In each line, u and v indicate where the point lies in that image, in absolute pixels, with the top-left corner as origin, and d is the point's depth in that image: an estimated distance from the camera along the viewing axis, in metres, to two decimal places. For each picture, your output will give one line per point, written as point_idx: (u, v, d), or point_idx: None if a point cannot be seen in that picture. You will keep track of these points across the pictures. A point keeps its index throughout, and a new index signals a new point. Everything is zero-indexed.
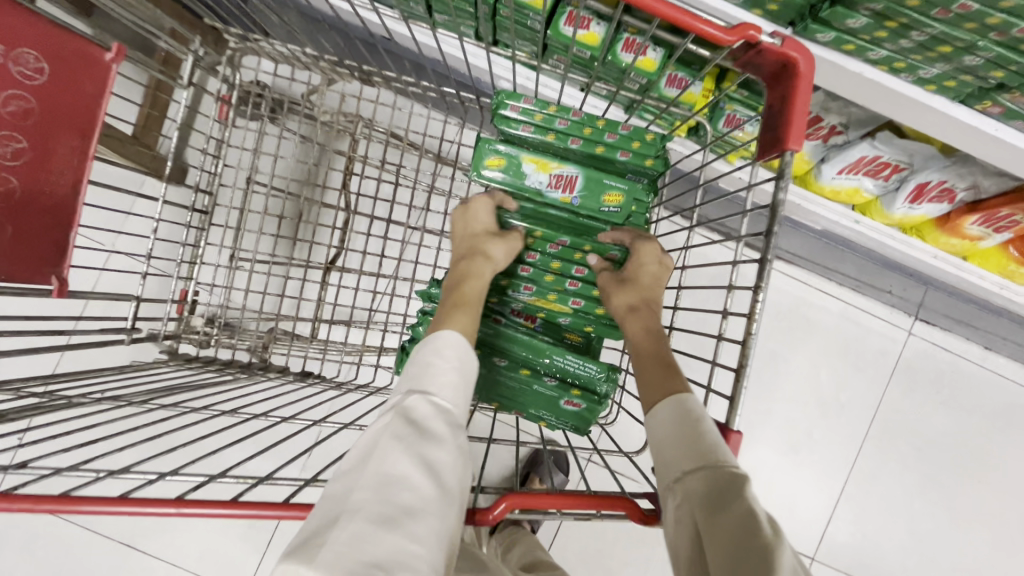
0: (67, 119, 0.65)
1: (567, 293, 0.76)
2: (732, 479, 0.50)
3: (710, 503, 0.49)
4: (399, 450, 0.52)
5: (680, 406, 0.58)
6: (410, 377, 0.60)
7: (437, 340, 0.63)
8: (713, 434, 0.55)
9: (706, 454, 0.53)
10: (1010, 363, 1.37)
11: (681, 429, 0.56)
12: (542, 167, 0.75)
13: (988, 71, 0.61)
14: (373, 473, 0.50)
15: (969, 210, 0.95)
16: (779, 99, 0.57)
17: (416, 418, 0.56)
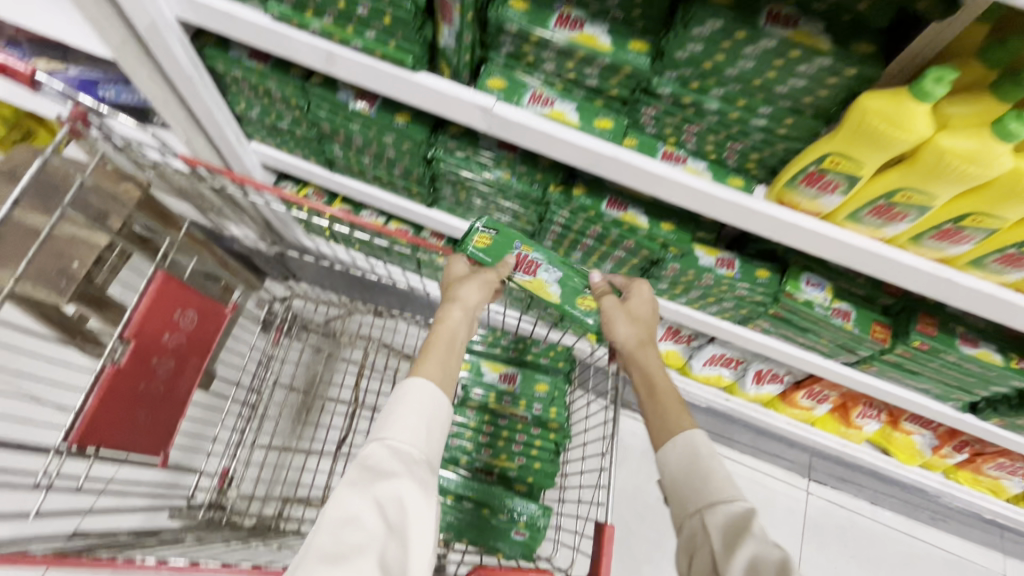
0: (198, 347, 0.94)
1: (514, 453, 1.06)
2: (740, 516, 0.63)
3: (726, 534, 0.62)
4: (352, 495, 0.59)
5: (691, 441, 0.71)
6: (372, 428, 0.67)
7: (399, 393, 0.68)
8: (722, 471, 0.68)
9: (718, 489, 0.66)
10: (894, 515, 1.65)
11: (689, 465, 0.69)
12: (495, 368, 1.09)
13: (741, 309, 1.06)
14: (332, 513, 0.58)
15: (795, 388, 1.36)
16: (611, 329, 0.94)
17: (374, 461, 0.62)
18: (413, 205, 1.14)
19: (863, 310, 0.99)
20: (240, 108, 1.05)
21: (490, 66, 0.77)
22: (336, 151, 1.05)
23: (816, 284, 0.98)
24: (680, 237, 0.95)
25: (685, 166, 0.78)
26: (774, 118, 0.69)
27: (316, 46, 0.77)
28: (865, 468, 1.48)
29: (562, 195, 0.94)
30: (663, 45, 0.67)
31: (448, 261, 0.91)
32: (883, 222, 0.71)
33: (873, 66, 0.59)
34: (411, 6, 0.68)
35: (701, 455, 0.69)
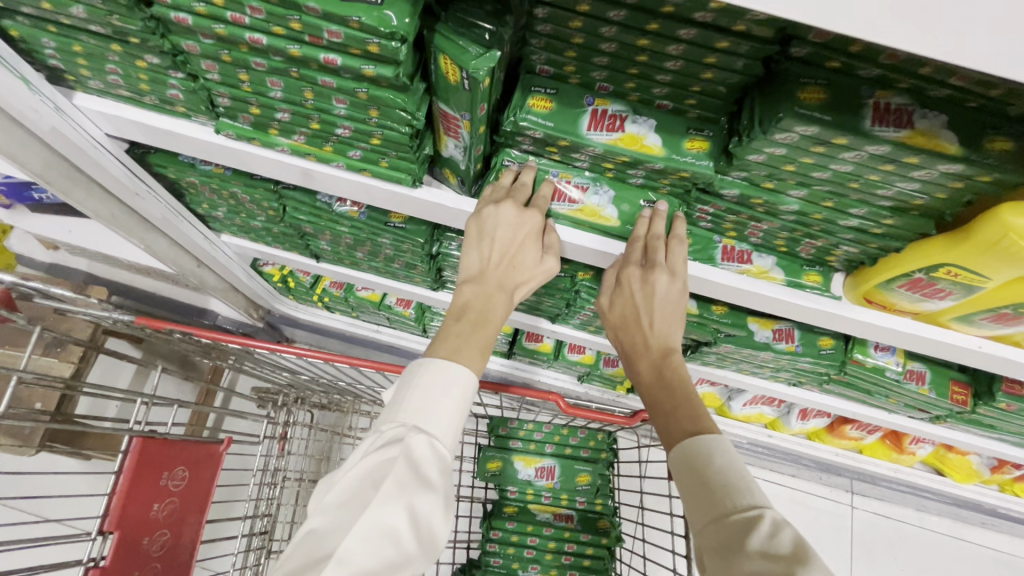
0: (194, 502, 0.82)
1: (565, 567, 0.94)
2: (743, 531, 0.42)
3: (727, 557, 0.41)
4: (389, 498, 0.48)
5: (689, 451, 0.50)
6: (412, 408, 0.52)
7: (437, 369, 0.54)
8: (723, 476, 0.46)
9: (712, 506, 0.45)
10: (942, 519, 1.60)
11: (690, 479, 0.49)
12: (529, 464, 0.98)
13: (798, 377, 0.95)
14: (368, 521, 0.47)
15: (843, 421, 1.27)
16: (670, 446, 0.79)
17: (422, 460, 0.50)
18: (418, 289, 1.00)
19: (937, 369, 0.88)
20: (202, 207, 0.89)
21: (505, 169, 0.62)
22: (322, 245, 0.90)
23: (886, 348, 0.86)
24: (734, 317, 0.84)
25: (753, 266, 0.65)
26: (869, 217, 0.56)
27: (290, 166, 0.62)
28: (917, 487, 1.41)
29: (595, 283, 0.80)
30: (731, 146, 0.53)
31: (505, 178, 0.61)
32: (1000, 326, 0.59)
33: (1015, 172, 0.46)
34: (408, 129, 0.53)
35: (717, 466, 0.47)
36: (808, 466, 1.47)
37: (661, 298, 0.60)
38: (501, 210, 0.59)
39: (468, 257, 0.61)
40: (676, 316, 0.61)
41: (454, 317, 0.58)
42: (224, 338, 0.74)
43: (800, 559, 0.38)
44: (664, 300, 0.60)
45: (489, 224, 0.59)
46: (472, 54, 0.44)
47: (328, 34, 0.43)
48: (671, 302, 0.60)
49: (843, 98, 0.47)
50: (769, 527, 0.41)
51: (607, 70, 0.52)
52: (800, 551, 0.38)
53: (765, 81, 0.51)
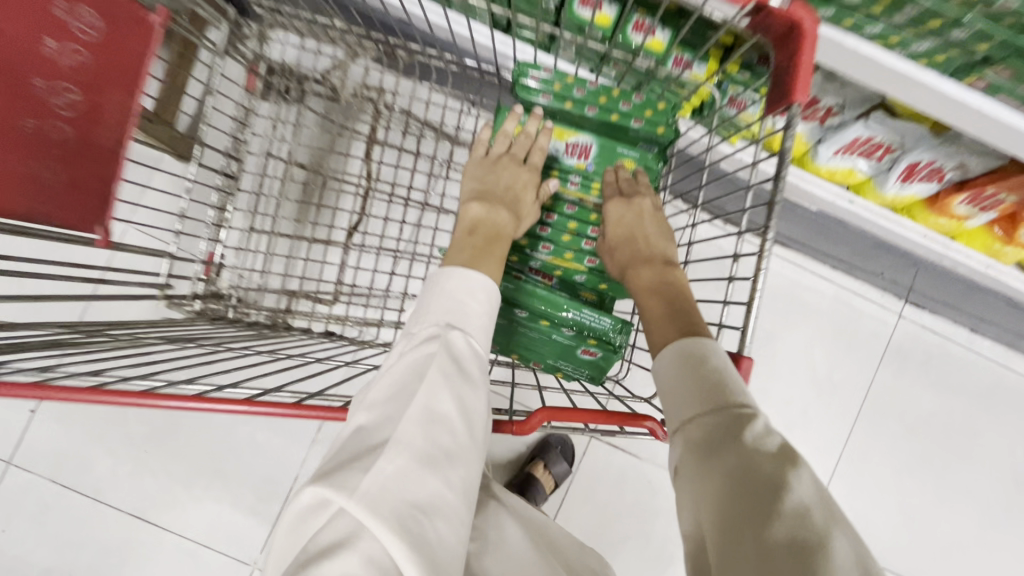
0: (115, 76, 0.68)
1: (583, 252, 0.79)
2: (736, 422, 0.54)
3: (709, 443, 0.53)
4: (442, 385, 0.57)
5: (689, 361, 0.60)
6: (443, 312, 0.63)
7: (461, 276, 0.66)
8: (716, 378, 0.58)
9: (709, 401, 0.56)
10: (995, 345, 1.44)
11: (692, 382, 0.59)
12: (559, 134, 0.78)
13: (975, 44, 0.65)
14: (418, 408, 0.55)
15: (956, 189, 1.01)
16: (788, 58, 0.61)
17: (458, 352, 0.61)
18: None
19: None
20: None
21: None
22: None
23: None
24: None
25: None
26: None
27: None
28: (996, 294, 1.20)
29: None
30: None
31: None
32: None
33: None
34: None
35: (716, 369, 0.59)
36: (873, 254, 1.26)
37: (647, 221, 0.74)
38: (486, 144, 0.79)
39: (464, 187, 0.77)
40: (666, 234, 0.75)
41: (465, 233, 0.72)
42: None
43: (787, 455, 0.50)
44: (652, 215, 0.74)
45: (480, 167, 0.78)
46: None
47: None
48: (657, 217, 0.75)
49: None
50: (761, 426, 0.53)
51: None
52: (786, 450, 0.50)
53: None
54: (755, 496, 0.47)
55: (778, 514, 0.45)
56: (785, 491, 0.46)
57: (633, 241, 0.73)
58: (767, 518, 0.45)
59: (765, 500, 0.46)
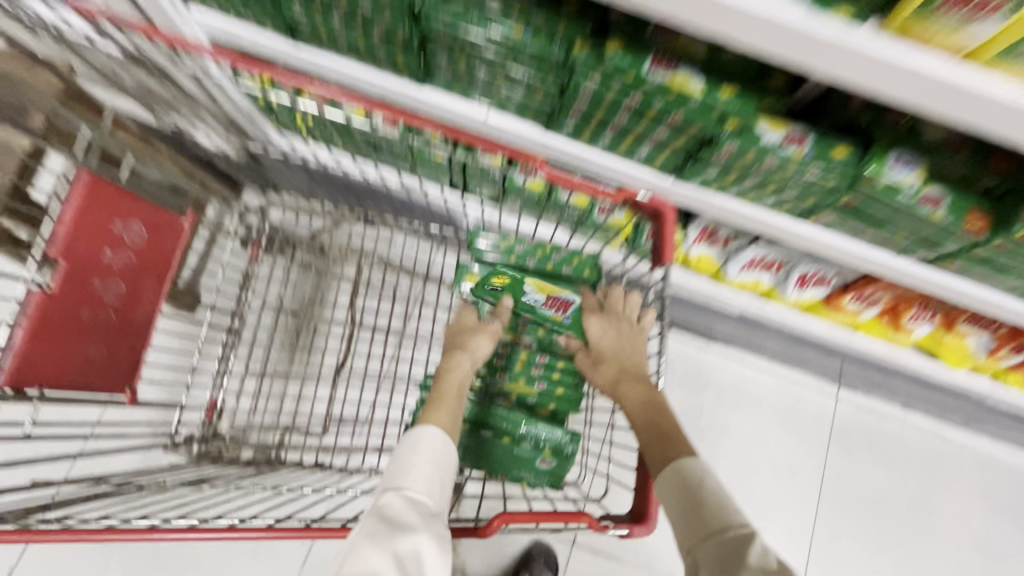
0: (151, 267, 0.78)
1: (533, 377, 0.93)
2: (736, 542, 0.62)
3: (717, 562, 0.62)
4: (370, 546, 0.63)
5: (687, 483, 0.69)
6: (387, 475, 0.72)
7: (410, 437, 0.76)
8: (713, 499, 0.67)
9: (710, 522, 0.65)
10: (926, 418, 1.58)
11: (692, 503, 0.68)
12: (506, 280, 0.94)
13: (802, 200, 0.87)
14: (350, 575, 0.61)
15: (842, 291, 1.22)
16: (657, 233, 0.82)
17: (391, 512, 0.67)
18: (402, 83, 0.92)
19: (960, 194, 0.79)
20: None
21: None
22: (296, 8, 0.81)
23: (907, 163, 0.77)
24: (741, 104, 0.73)
25: None
26: None
27: None
28: (905, 373, 1.38)
29: (591, 57, 0.72)
30: None
31: None
32: None
33: None
34: None
35: (715, 494, 0.67)
36: (797, 346, 1.44)
37: (623, 340, 0.87)
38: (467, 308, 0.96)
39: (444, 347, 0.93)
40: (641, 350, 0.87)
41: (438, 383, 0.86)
42: None
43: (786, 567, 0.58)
44: (625, 333, 0.88)
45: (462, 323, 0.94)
46: None
47: None
48: (629, 333, 0.88)
49: None
50: (757, 544, 0.61)
51: None
52: (784, 563, 0.59)
53: None
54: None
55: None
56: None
57: (619, 360, 0.86)
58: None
59: None
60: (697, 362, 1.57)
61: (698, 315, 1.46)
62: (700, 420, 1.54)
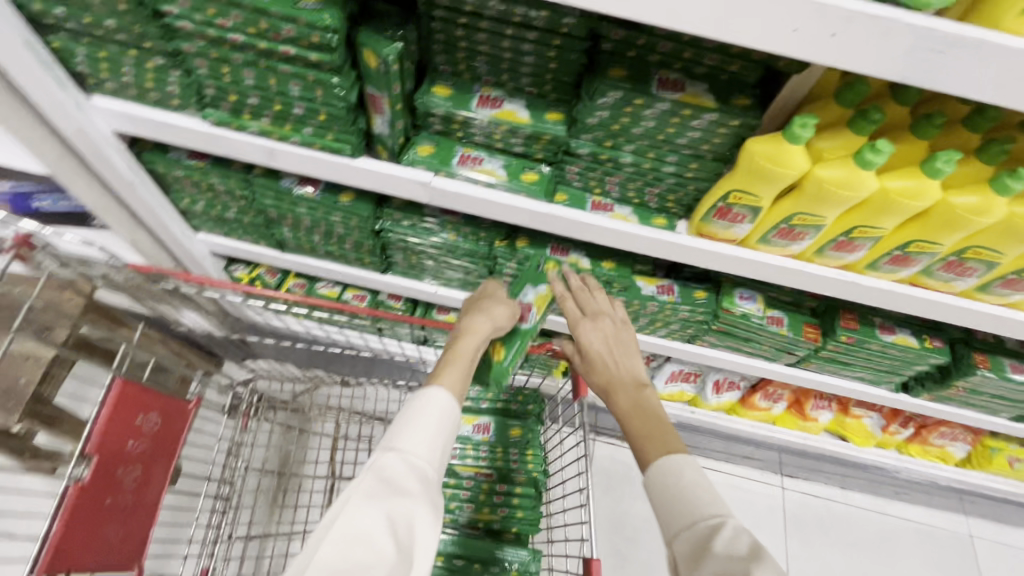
0: (162, 449, 0.93)
1: (495, 506, 1.06)
2: (709, 534, 0.61)
3: (691, 553, 0.61)
4: (367, 504, 0.63)
5: (663, 477, 0.69)
6: (386, 438, 0.70)
7: (418, 401, 0.73)
8: (689, 488, 0.66)
9: (686, 515, 0.64)
10: (865, 496, 1.75)
11: (669, 496, 0.67)
12: (467, 421, 1.13)
13: (687, 329, 1.13)
14: (342, 527, 0.62)
15: (752, 392, 1.44)
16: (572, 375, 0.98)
17: (390, 477, 0.66)
18: (368, 272, 1.17)
19: (793, 314, 1.08)
20: (182, 202, 1.07)
21: (422, 144, 0.83)
22: (285, 231, 1.08)
23: (749, 297, 1.06)
24: (620, 272, 1.02)
25: (613, 213, 0.86)
26: (682, 163, 0.78)
27: (257, 145, 0.82)
28: (828, 456, 1.57)
29: (509, 250, 1.00)
30: (576, 114, 0.75)
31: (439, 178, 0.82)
32: (788, 242, 0.80)
33: (753, 116, 0.69)
34: (343, 104, 0.73)
35: (692, 485, 0.67)
36: (734, 444, 1.63)
37: (614, 343, 0.85)
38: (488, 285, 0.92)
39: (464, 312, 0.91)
40: (633, 353, 0.85)
41: (450, 351, 0.81)
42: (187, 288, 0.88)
43: (756, 551, 0.58)
44: (615, 339, 0.86)
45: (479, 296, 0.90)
46: (384, 45, 0.67)
47: (284, 32, 0.64)
48: (620, 339, 0.86)
49: (638, 74, 0.70)
50: (729, 531, 0.61)
51: (487, 64, 0.76)
52: (755, 548, 0.58)
53: (590, 66, 0.74)
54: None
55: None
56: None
57: (614, 359, 0.84)
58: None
59: None
60: None
61: None
62: None
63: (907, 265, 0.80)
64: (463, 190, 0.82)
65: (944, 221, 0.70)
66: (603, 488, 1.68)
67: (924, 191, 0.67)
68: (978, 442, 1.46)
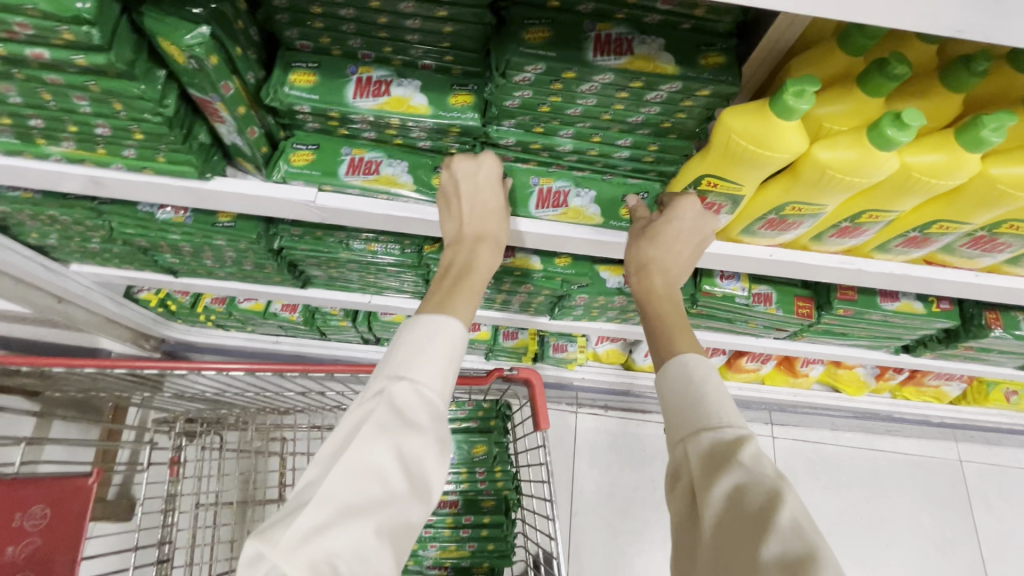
0: (64, 539, 0.79)
1: (462, 541, 0.96)
2: (730, 445, 0.46)
3: (705, 463, 0.46)
4: (376, 437, 0.46)
5: (680, 372, 0.53)
6: (398, 360, 0.50)
7: (420, 324, 0.52)
8: (714, 397, 0.50)
9: (691, 422, 0.49)
10: (856, 435, 1.71)
11: (677, 398, 0.51)
12: None
13: None
14: (351, 462, 0.46)
15: (738, 355, 1.32)
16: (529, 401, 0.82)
17: (405, 406, 0.48)
18: (285, 289, 0.99)
19: (782, 288, 0.93)
20: (32, 236, 0.86)
21: (293, 149, 0.62)
22: (169, 257, 0.87)
23: (731, 276, 0.90)
24: (577, 268, 0.82)
25: (567, 209, 0.63)
26: (638, 146, 0.59)
27: (72, 177, 0.60)
28: (820, 406, 1.50)
29: (442, 254, 0.81)
30: (488, 97, 0.55)
31: (322, 195, 0.62)
32: (778, 233, 0.64)
33: (729, 81, 0.50)
34: (159, 118, 0.52)
35: (718, 391, 0.50)
36: None
37: (685, 234, 0.60)
38: (484, 166, 0.60)
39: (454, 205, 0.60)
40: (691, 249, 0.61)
41: (445, 274, 0.59)
42: (38, 362, 0.70)
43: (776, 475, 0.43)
44: (683, 234, 0.60)
45: (455, 184, 0.60)
46: (182, 32, 0.45)
47: (18, 27, 0.42)
48: (688, 236, 0.60)
49: (565, 35, 0.50)
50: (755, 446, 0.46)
51: (358, 36, 0.54)
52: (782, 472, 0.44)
53: (502, 24, 0.53)
54: (743, 527, 0.41)
55: (770, 544, 0.38)
56: (774, 522, 0.39)
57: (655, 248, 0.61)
58: (759, 545, 0.39)
59: (756, 522, 0.40)
60: (638, 436, 1.64)
61: (626, 395, 1.54)
62: (656, 492, 1.59)
63: (925, 245, 0.64)
64: (356, 207, 0.63)
65: (979, 199, 0.54)
66: (589, 462, 1.60)
67: (957, 167, 0.50)
68: (975, 381, 1.38)
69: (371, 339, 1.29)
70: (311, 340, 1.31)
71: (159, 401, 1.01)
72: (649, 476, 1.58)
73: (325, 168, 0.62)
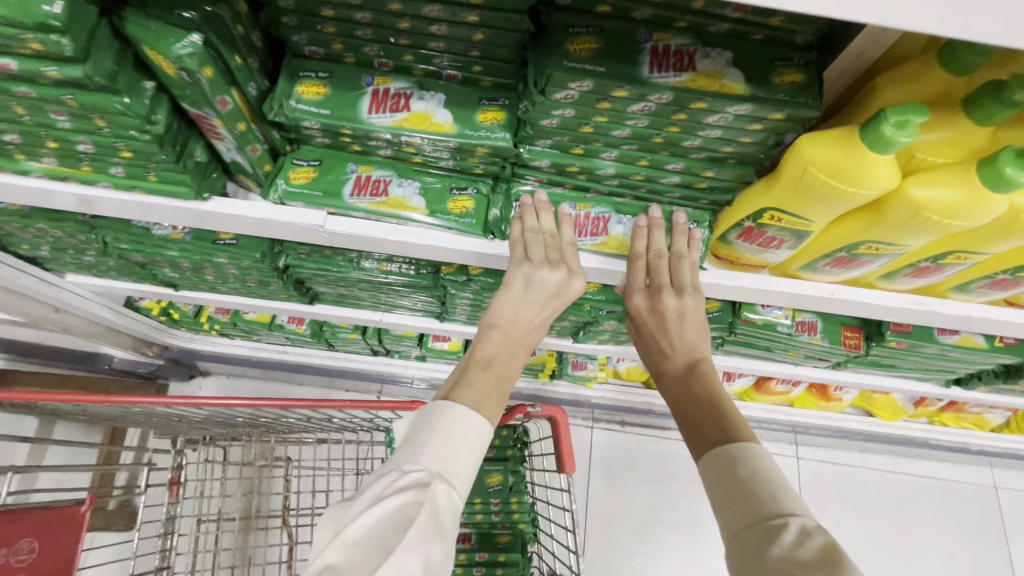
0: (52, 574, 0.74)
1: None
2: (771, 539, 0.37)
3: (742, 563, 0.37)
4: (409, 546, 0.39)
5: (716, 456, 0.43)
6: (438, 448, 0.43)
7: (467, 414, 0.45)
8: (759, 479, 0.40)
9: (741, 512, 0.39)
10: (885, 457, 1.63)
11: (715, 482, 0.42)
12: None
13: None
14: (385, 573, 0.38)
15: (768, 377, 1.25)
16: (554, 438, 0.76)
17: (445, 512, 0.41)
18: (292, 304, 0.93)
19: (827, 317, 0.85)
20: (23, 247, 0.80)
21: (298, 166, 0.56)
22: (168, 273, 0.82)
23: (773, 303, 0.83)
24: (609, 295, 0.75)
25: (608, 238, 0.56)
26: (690, 172, 0.52)
27: (54, 195, 0.54)
28: (851, 430, 1.42)
29: (459, 277, 0.74)
30: (521, 114, 0.48)
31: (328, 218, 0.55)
32: (843, 270, 0.56)
33: (807, 104, 0.42)
34: (148, 136, 0.45)
35: (770, 475, 0.41)
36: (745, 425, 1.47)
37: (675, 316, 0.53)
38: (564, 271, 0.53)
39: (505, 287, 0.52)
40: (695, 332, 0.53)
41: (471, 363, 0.49)
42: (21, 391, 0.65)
43: (830, 570, 0.33)
44: (681, 317, 0.53)
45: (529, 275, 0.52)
46: (171, 40, 0.38)
47: None
48: (690, 318, 0.53)
49: (616, 45, 0.43)
50: (800, 538, 0.36)
51: (375, 43, 0.47)
52: (836, 563, 0.34)
53: (541, 32, 0.46)
54: None
55: None
56: None
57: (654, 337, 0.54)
58: None
59: None
60: (657, 454, 1.58)
61: (645, 413, 1.48)
62: (674, 513, 1.52)
63: (1011, 287, 0.56)
64: (367, 233, 0.56)
65: None
66: (604, 480, 1.54)
67: None
68: (1020, 409, 1.29)
69: (381, 352, 1.24)
70: (318, 352, 1.25)
71: (159, 419, 0.95)
72: (668, 497, 1.52)
73: (333, 187, 0.55)
